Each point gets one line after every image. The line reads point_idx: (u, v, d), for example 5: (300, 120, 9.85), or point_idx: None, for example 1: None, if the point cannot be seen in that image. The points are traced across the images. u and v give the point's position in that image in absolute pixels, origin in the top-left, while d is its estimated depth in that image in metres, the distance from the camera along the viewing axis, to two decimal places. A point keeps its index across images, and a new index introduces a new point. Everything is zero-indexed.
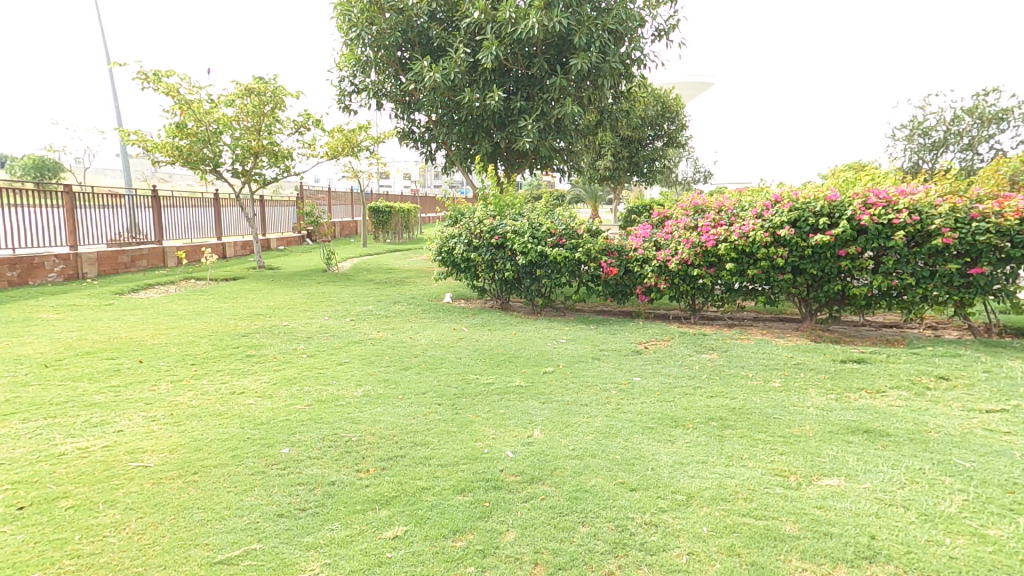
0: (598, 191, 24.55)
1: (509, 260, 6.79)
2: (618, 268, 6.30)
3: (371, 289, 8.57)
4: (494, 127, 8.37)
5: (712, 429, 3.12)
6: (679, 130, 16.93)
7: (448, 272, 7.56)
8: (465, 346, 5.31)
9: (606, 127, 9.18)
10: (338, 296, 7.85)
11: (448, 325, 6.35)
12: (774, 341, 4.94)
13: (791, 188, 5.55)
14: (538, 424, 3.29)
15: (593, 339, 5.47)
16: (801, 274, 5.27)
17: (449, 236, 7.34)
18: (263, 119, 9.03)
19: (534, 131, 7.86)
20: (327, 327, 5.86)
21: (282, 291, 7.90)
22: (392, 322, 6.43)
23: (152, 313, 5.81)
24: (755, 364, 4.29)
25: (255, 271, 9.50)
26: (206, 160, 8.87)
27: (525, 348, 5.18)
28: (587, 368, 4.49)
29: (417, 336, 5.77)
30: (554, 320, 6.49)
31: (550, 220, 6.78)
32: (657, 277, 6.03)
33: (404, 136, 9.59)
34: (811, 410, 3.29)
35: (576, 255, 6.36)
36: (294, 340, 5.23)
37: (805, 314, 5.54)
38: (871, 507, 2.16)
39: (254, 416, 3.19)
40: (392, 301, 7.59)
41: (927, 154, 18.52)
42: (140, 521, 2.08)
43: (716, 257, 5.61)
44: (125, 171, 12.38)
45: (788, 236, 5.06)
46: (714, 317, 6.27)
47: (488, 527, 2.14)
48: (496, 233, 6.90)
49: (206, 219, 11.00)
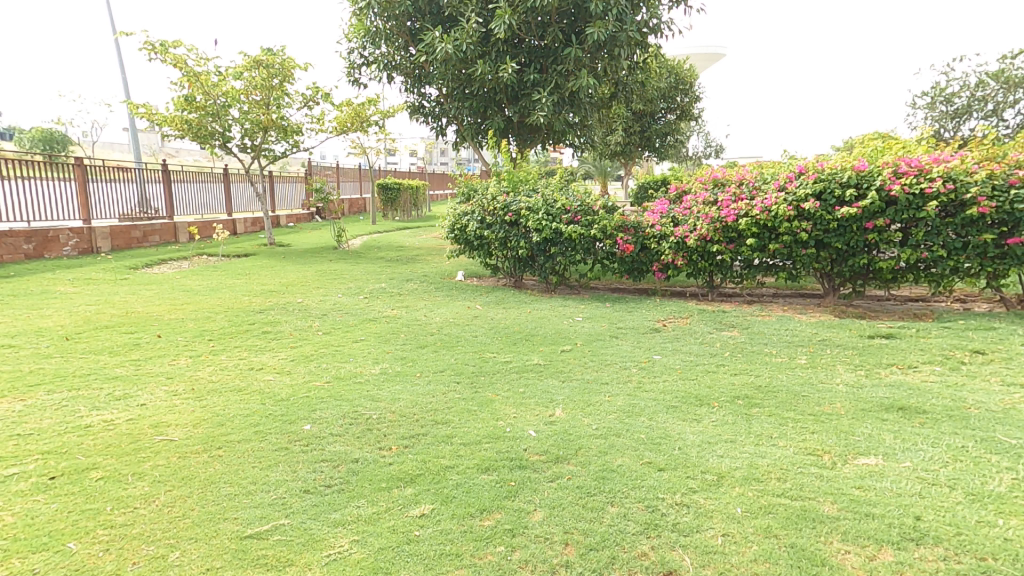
0: (608, 166, 24.14)
1: (523, 237, 6.69)
2: (634, 245, 6.17)
3: (383, 266, 8.54)
4: (507, 101, 8.19)
5: (739, 407, 3.05)
6: (693, 102, 16.49)
7: (461, 250, 7.48)
8: (481, 324, 5.26)
9: (621, 99, 8.92)
10: (351, 273, 7.81)
11: (462, 303, 6.30)
12: (797, 318, 4.81)
13: (816, 159, 5.35)
14: (559, 403, 3.24)
15: (610, 316, 5.39)
16: (825, 248, 5.10)
17: (461, 213, 7.23)
18: (272, 92, 8.87)
19: (549, 104, 7.64)
20: (341, 305, 5.83)
21: (294, 268, 7.87)
22: (405, 300, 6.39)
23: (168, 289, 5.81)
24: (778, 341, 4.18)
25: (266, 248, 9.48)
26: (215, 135, 8.78)
27: (541, 326, 5.12)
28: (606, 346, 4.43)
29: (431, 313, 5.72)
30: (569, 298, 6.40)
31: (565, 196, 6.65)
32: (674, 254, 5.86)
33: (414, 111, 9.40)
34: (840, 387, 3.20)
35: (591, 232, 6.24)
36: (309, 318, 5.21)
37: (828, 289, 5.38)
38: (913, 487, 2.09)
39: (274, 393, 3.16)
40: (405, 279, 7.55)
41: (949, 123, 17.87)
42: (169, 494, 2.05)
43: (736, 232, 5.46)
44: (134, 147, 12.33)
45: (813, 209, 4.89)
46: (732, 293, 6.13)
47: (516, 506, 2.10)
48: (509, 210, 6.79)
49: (216, 195, 10.97)
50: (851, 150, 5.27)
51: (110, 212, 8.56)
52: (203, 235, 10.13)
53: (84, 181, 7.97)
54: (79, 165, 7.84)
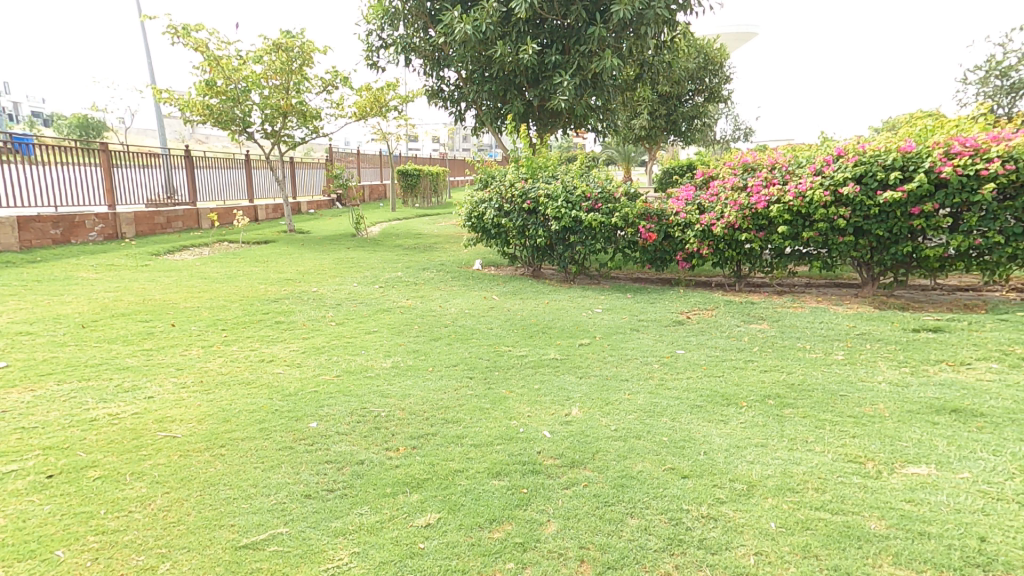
0: (632, 151, 23.58)
1: (541, 226, 6.50)
2: (657, 234, 5.92)
3: (400, 254, 8.45)
4: (528, 84, 7.94)
5: (770, 408, 2.84)
6: (722, 84, 15.87)
7: (477, 239, 7.33)
8: (497, 315, 5.12)
9: (647, 81, 8.57)
10: (368, 262, 7.75)
11: (478, 293, 6.17)
12: (833, 309, 4.52)
13: (857, 141, 5.03)
14: (576, 402, 3.08)
15: (631, 307, 5.17)
16: (865, 235, 4.80)
17: (479, 201, 7.07)
18: (291, 76, 8.78)
19: (571, 87, 7.37)
20: (356, 295, 5.75)
21: (312, 256, 7.85)
22: (421, 289, 6.29)
23: (187, 276, 5.82)
24: (812, 335, 3.93)
25: (285, 236, 9.49)
26: (237, 121, 8.71)
27: (558, 318, 4.96)
28: (626, 340, 4.24)
29: (447, 304, 5.60)
30: (588, 289, 6.20)
31: (585, 183, 6.42)
32: (700, 243, 5.59)
33: (432, 96, 9.23)
34: (883, 386, 2.95)
35: (612, 220, 6.00)
36: (323, 308, 5.14)
37: (866, 279, 5.07)
38: (974, 502, 1.87)
39: (282, 387, 3.08)
40: (421, 268, 7.45)
41: (1001, 99, 16.82)
42: (165, 497, 1.97)
43: (767, 219, 5.18)
44: (159, 133, 12.47)
45: (853, 194, 4.60)
46: (761, 283, 5.84)
47: (527, 517, 1.96)
48: (528, 197, 6.59)
49: (238, 182, 11.04)
50: (896, 131, 4.94)
51: (135, 199, 8.66)
52: (226, 222, 10.22)
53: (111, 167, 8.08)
54: (107, 151, 7.94)
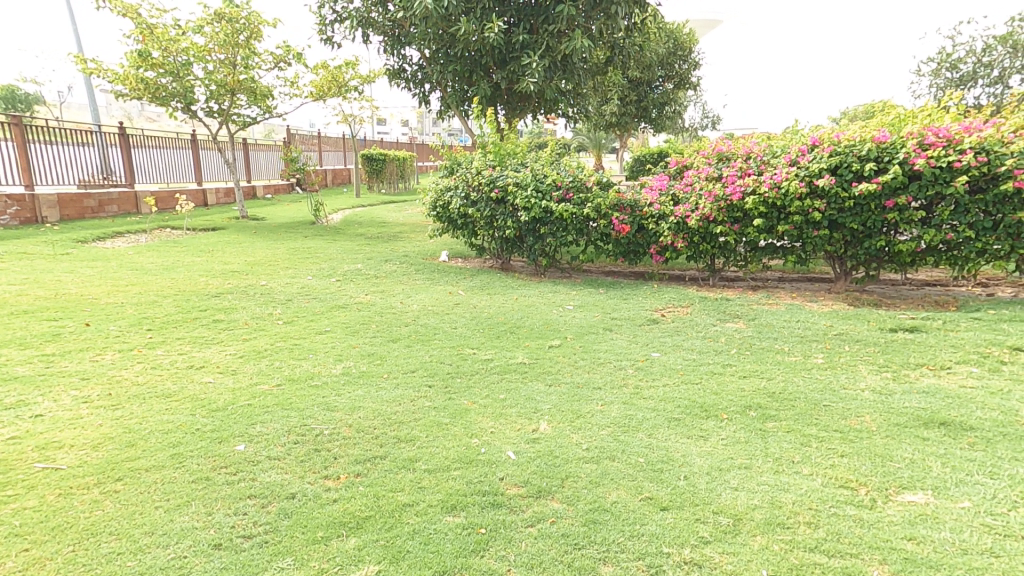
0: (603, 138, 23.37)
1: (510, 216, 6.19)
2: (631, 226, 5.68)
3: (362, 244, 8.00)
4: (495, 65, 7.53)
5: (752, 421, 2.63)
6: (691, 70, 15.75)
7: (444, 229, 6.96)
8: (461, 313, 4.81)
9: (618, 64, 8.28)
10: (326, 252, 7.27)
11: (443, 287, 5.83)
12: (807, 307, 4.32)
13: (832, 130, 4.81)
14: (544, 415, 2.82)
15: (604, 305, 4.94)
16: (839, 229, 4.60)
17: (444, 189, 6.70)
18: (237, 50, 8.10)
19: (540, 70, 7.02)
20: (309, 290, 5.32)
21: (265, 245, 7.32)
22: (382, 283, 5.90)
23: (114, 268, 5.26)
24: (789, 335, 3.76)
25: (238, 222, 8.86)
26: (176, 97, 8.06)
27: (527, 316, 4.68)
28: (599, 342, 4.00)
29: (408, 300, 5.24)
30: (560, 283, 5.95)
31: (556, 171, 6.13)
32: (674, 236, 5.38)
33: (394, 75, 8.70)
34: (866, 393, 2.78)
35: (584, 211, 5.74)
36: (270, 304, 4.71)
37: (838, 274, 4.87)
38: (980, 541, 1.68)
39: (209, 399, 2.69)
40: (384, 259, 7.03)
41: (952, 91, 17.23)
42: (22, 556, 1.59)
43: (741, 211, 4.98)
44: (92, 107, 11.48)
45: (827, 186, 4.36)
46: (735, 278, 5.68)
47: (484, 567, 1.68)
48: (495, 185, 6.24)
49: (184, 161, 10.29)
50: (869, 119, 4.74)
51: (66, 179, 8.00)
52: (166, 206, 9.45)
53: (26, 142, 7.28)
54: (19, 124, 7.13)
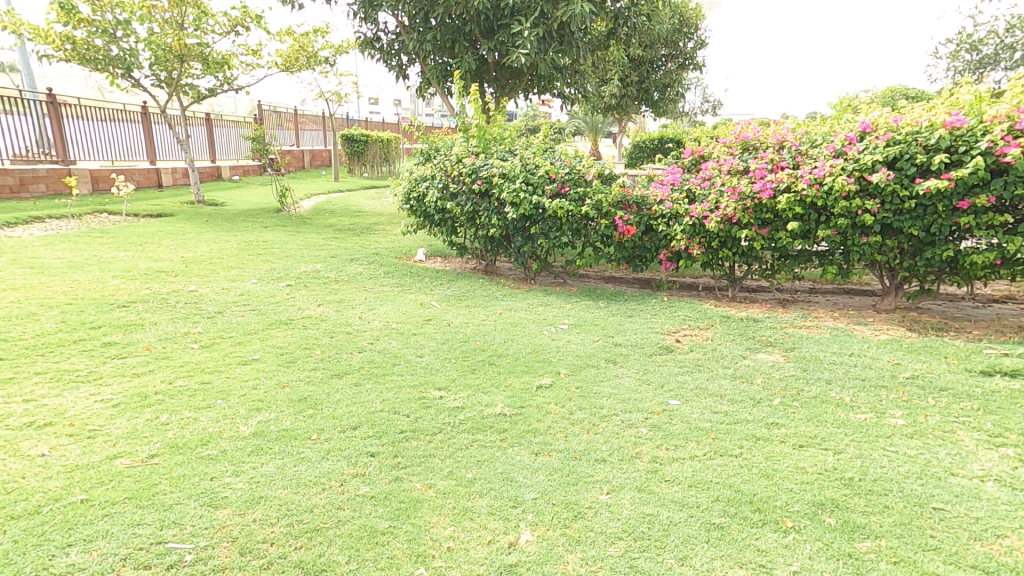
0: (601, 122, 22.39)
1: (495, 213, 5.34)
2: (637, 226, 4.81)
3: (328, 238, 7.10)
4: (481, 35, 6.63)
5: (835, 534, 1.78)
6: (698, 50, 14.81)
7: (419, 225, 6.07)
8: (430, 336, 4.01)
9: (624, 39, 7.38)
10: (283, 248, 6.34)
11: (414, 297, 4.98)
12: (855, 332, 3.46)
13: (888, 112, 3.88)
14: (528, 515, 1.96)
15: (605, 326, 4.10)
16: (894, 235, 3.72)
17: (420, 178, 5.83)
18: (186, 9, 7.10)
19: (533, 40, 6.13)
20: (249, 297, 4.42)
21: (213, 237, 6.37)
22: (341, 289, 5.03)
23: (5, 266, 4.31)
24: (847, 374, 2.82)
25: (189, 207, 7.84)
26: (116, 61, 7.00)
27: (512, 341, 3.90)
28: (600, 380, 3.20)
29: (369, 316, 4.37)
30: (551, 295, 5.11)
31: (548, 160, 5.25)
32: (689, 239, 4.52)
33: (367, 45, 7.73)
34: (992, 489, 1.95)
35: (582, 208, 4.88)
36: (191, 319, 3.79)
37: (888, 288, 4.01)
38: None
39: (18, 495, 1.82)
40: (350, 257, 6.15)
41: (972, 74, 16.45)
42: None
43: (771, 212, 4.09)
44: (26, 71, 10.29)
45: (883, 182, 3.47)
46: (758, 288, 4.81)
47: None
48: (478, 176, 5.37)
49: (133, 136, 9.25)
50: (938, 98, 3.80)
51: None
52: (106, 187, 8.44)
53: None
54: None
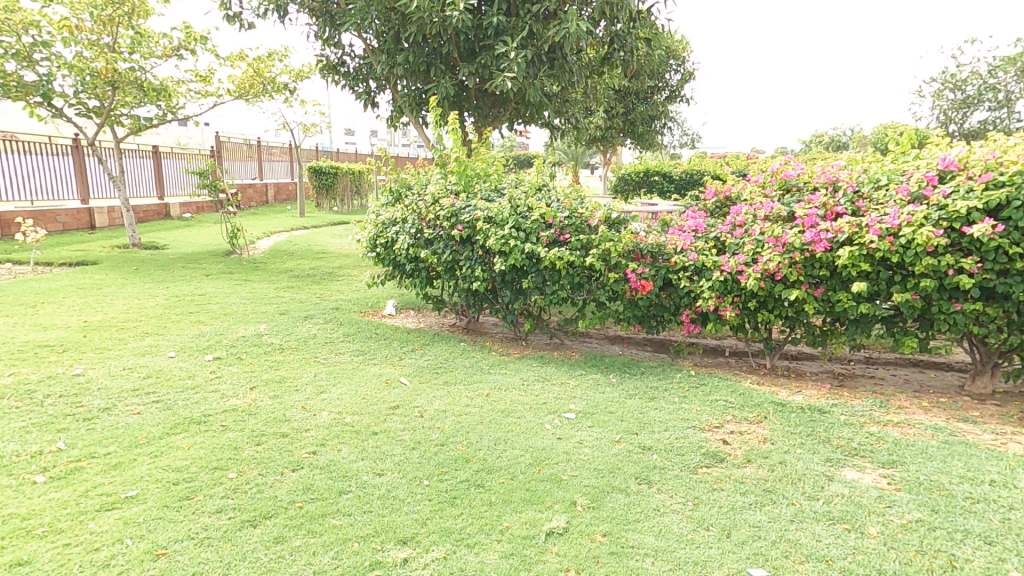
0: (583, 154, 22.09)
1: (479, 262, 4.60)
2: (653, 281, 4.03)
3: (280, 288, 6.20)
4: (461, 57, 5.94)
5: None
6: (684, 81, 14.54)
7: (387, 275, 5.20)
8: (396, 437, 3.06)
9: (619, 64, 6.76)
10: (222, 303, 5.50)
11: (378, 372, 4.05)
12: (963, 435, 2.61)
13: (974, 146, 3.15)
14: None
15: (624, 419, 3.17)
16: (996, 301, 2.92)
17: (389, 223, 5.04)
18: (117, 32, 6.44)
19: (521, 61, 5.43)
20: (157, 379, 3.53)
21: (136, 291, 5.50)
22: (282, 360, 4.14)
23: None
24: (1010, 530, 1.93)
25: (120, 254, 6.99)
26: (33, 89, 6.20)
27: (505, 443, 2.96)
28: (636, 514, 2.24)
29: (317, 406, 3.42)
30: (547, 366, 4.22)
31: (543, 201, 4.54)
32: (720, 298, 3.70)
33: (330, 70, 6.95)
34: None
35: (588, 260, 4.13)
36: (54, 425, 2.88)
37: (981, 365, 3.20)
38: None
39: None
40: (303, 316, 5.27)
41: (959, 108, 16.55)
42: None
43: (827, 267, 3.29)
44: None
45: (986, 236, 2.69)
46: (802, 356, 3.98)
47: None
48: (459, 221, 4.62)
49: (61, 172, 8.38)
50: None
51: None
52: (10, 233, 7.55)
53: None
54: None
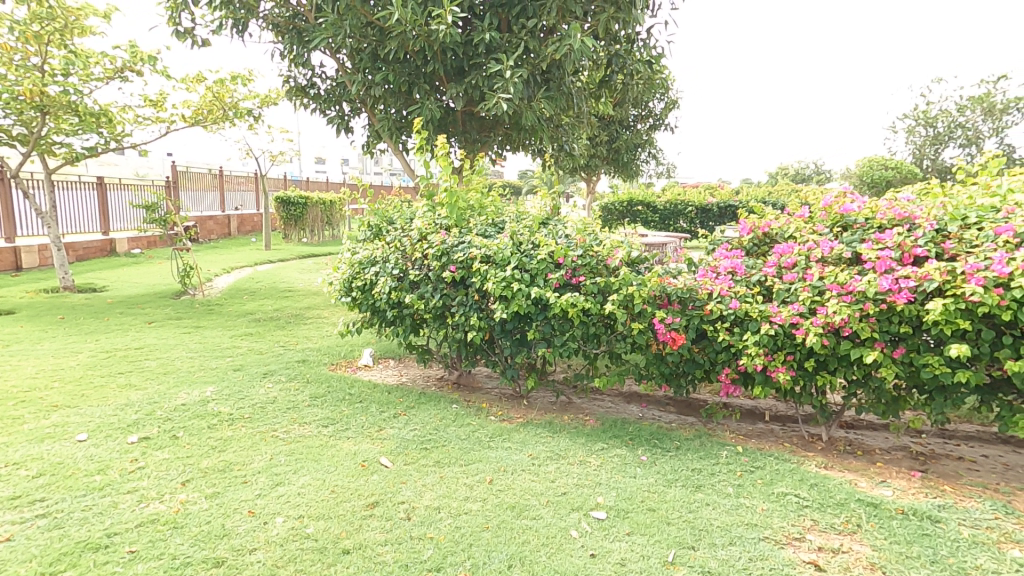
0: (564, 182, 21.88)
1: (475, 309, 3.93)
2: (684, 333, 3.43)
3: (235, 338, 5.41)
4: (449, 78, 5.39)
5: None
6: (668, 108, 14.44)
7: (365, 323, 4.46)
8: (374, 559, 2.28)
9: (616, 87, 6.34)
10: (163, 360, 4.73)
11: (352, 452, 3.27)
12: None
13: None
14: None
15: (670, 521, 2.45)
16: None
17: (367, 262, 4.34)
18: (47, 53, 5.85)
19: (518, 81, 4.91)
20: (52, 479, 2.79)
21: (54, 350, 4.82)
22: (230, 439, 3.37)
23: None
24: None
25: (50, 304, 6.25)
26: None
27: (523, 566, 2.22)
28: None
29: (269, 510, 2.63)
30: (560, 437, 3.51)
31: (549, 238, 3.94)
32: (770, 356, 3.10)
33: (299, 92, 6.32)
34: None
35: (606, 308, 3.52)
36: None
37: None
38: None
39: None
40: (262, 373, 4.48)
41: None
42: None
43: (908, 324, 2.71)
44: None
45: None
46: (859, 424, 3.39)
47: None
48: (452, 261, 3.95)
49: None
50: None
51: None
52: None
53: None
54: None
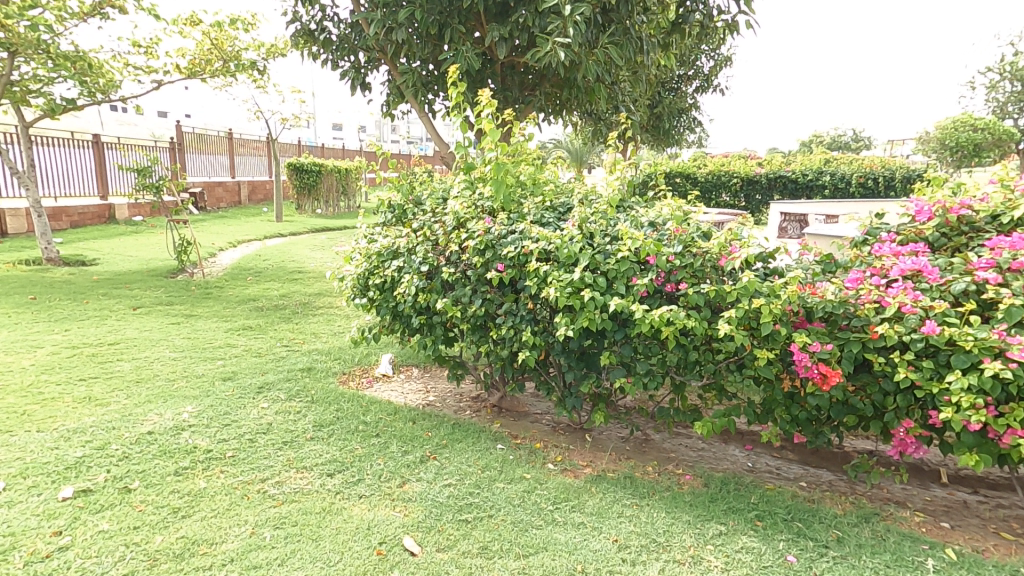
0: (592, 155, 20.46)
1: (529, 320, 2.92)
2: (845, 368, 2.38)
3: (229, 333, 4.51)
4: (493, 15, 4.28)
5: None
6: (719, 69, 12.90)
7: (383, 329, 3.49)
8: None
9: (691, 33, 5.12)
10: (137, 363, 3.86)
11: (366, 522, 2.35)
12: None
13: None
14: None
15: None
16: None
17: (387, 253, 3.35)
18: None
19: (579, 20, 3.78)
20: None
21: (9, 347, 3.96)
22: (200, 492, 2.48)
23: None
24: None
25: (27, 283, 5.42)
26: None
27: None
28: None
29: None
30: (652, 506, 2.53)
31: (630, 226, 2.88)
32: (1001, 412, 2.07)
33: (306, 38, 5.23)
34: None
35: (723, 330, 2.48)
36: None
37: None
38: None
39: None
40: (255, 386, 3.59)
41: None
42: None
43: None
44: None
45: None
46: None
47: None
48: (498, 255, 2.93)
49: None
50: None
51: None
52: None
53: None
54: None
